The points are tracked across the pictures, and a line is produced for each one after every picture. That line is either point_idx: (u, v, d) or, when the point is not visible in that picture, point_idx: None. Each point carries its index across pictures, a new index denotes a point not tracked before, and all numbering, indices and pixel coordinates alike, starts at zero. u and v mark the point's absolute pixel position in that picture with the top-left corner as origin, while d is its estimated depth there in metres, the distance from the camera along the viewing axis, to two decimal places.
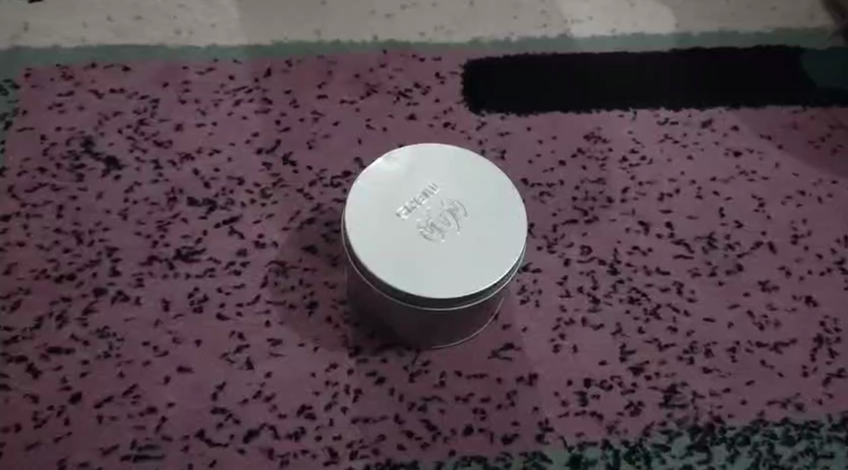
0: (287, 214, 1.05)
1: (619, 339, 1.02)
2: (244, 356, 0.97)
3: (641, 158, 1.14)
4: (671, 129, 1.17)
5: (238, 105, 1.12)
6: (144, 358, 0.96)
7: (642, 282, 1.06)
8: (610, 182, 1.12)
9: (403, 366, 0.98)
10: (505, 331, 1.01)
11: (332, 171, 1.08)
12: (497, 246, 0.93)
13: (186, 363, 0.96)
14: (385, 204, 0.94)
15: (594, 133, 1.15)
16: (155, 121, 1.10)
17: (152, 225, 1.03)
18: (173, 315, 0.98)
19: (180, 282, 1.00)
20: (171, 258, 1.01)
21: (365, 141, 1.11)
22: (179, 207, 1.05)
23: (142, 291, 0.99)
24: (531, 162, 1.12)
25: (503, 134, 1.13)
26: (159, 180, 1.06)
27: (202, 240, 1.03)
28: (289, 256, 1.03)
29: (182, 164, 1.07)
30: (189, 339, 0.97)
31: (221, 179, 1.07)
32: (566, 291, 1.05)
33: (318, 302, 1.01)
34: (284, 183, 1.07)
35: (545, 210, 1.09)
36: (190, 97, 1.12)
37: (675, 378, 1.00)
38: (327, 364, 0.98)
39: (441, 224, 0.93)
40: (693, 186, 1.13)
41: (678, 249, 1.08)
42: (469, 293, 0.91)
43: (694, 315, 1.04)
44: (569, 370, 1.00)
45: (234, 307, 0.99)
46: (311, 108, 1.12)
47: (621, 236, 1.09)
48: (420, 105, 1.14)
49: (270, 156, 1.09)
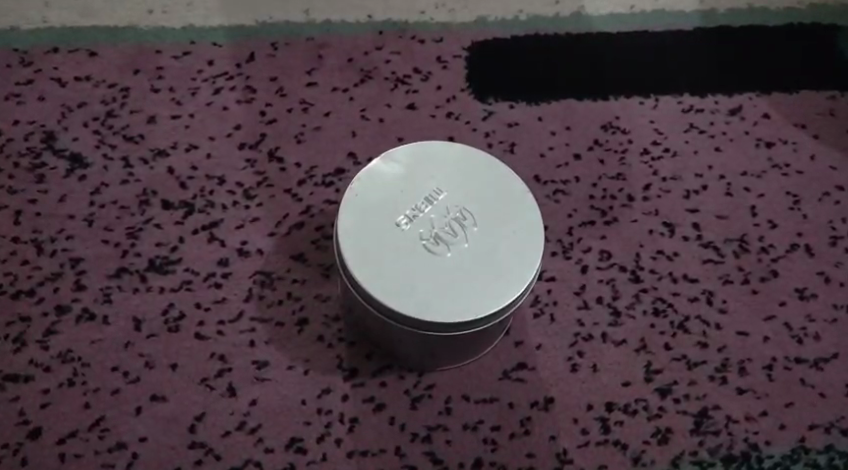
0: (274, 218, 0.94)
1: (643, 356, 0.92)
2: (226, 382, 0.87)
3: (664, 149, 1.03)
4: (697, 117, 1.06)
5: (218, 94, 1.00)
6: (113, 386, 0.85)
7: (668, 291, 0.95)
8: (630, 178, 1.01)
9: (403, 390, 0.88)
10: (518, 349, 0.91)
11: (324, 169, 0.97)
12: (511, 260, 0.82)
13: (160, 391, 0.86)
14: (382, 212, 0.83)
15: (611, 122, 1.04)
16: (125, 113, 0.99)
17: (122, 232, 0.92)
18: (146, 335, 0.88)
19: (153, 297, 0.89)
20: (143, 270, 0.91)
21: (359, 134, 1.00)
22: (152, 211, 0.93)
23: (111, 308, 0.89)
24: (544, 156, 1.01)
25: (512, 125, 1.02)
26: (130, 180, 0.95)
27: (178, 248, 0.92)
28: (275, 266, 0.92)
29: (155, 162, 0.96)
30: (163, 362, 0.87)
31: (199, 179, 0.96)
32: (584, 302, 0.94)
33: (308, 318, 0.90)
34: (269, 183, 0.96)
35: (559, 210, 0.99)
36: (164, 85, 1.00)
37: (706, 400, 0.91)
38: (319, 389, 0.87)
39: (447, 235, 0.82)
40: (722, 181, 1.02)
41: (707, 254, 0.98)
42: (481, 315, 0.80)
43: (726, 328, 0.94)
44: (589, 393, 0.90)
45: (215, 325, 0.89)
46: (300, 97, 1.01)
47: (643, 239, 0.98)
48: (420, 93, 1.03)
49: (253, 151, 0.97)
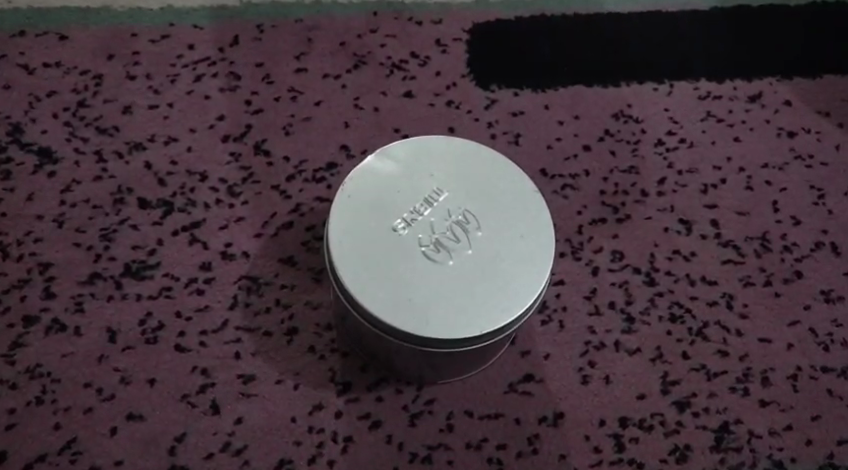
0: (260, 217, 0.87)
1: (659, 366, 0.85)
2: (210, 399, 0.80)
3: (680, 140, 0.96)
4: (715, 104, 0.98)
5: (200, 81, 0.93)
6: (85, 404, 0.79)
7: (686, 295, 0.89)
8: (644, 171, 0.94)
9: (401, 406, 0.82)
10: (524, 359, 0.84)
11: (314, 163, 0.90)
12: (520, 268, 0.75)
13: (137, 409, 0.79)
14: (377, 215, 0.76)
15: (623, 111, 0.97)
16: (98, 102, 0.91)
17: (95, 234, 0.85)
18: (121, 348, 0.81)
19: (129, 306, 0.83)
20: (118, 276, 0.83)
21: (352, 124, 0.92)
22: (128, 210, 0.86)
23: (83, 318, 0.82)
24: (550, 147, 0.94)
25: (517, 114, 0.95)
26: (103, 176, 0.87)
27: (157, 251, 0.85)
28: (262, 271, 0.85)
29: (131, 156, 0.89)
30: (141, 378, 0.80)
31: (178, 174, 0.88)
32: (595, 307, 0.87)
33: (298, 328, 0.83)
34: (255, 179, 0.89)
35: (568, 207, 0.91)
36: (140, 72, 0.93)
37: (726, 414, 0.84)
38: (310, 405, 0.81)
39: (449, 241, 0.75)
40: (742, 174, 0.95)
41: (726, 254, 0.91)
42: (486, 330, 0.73)
43: (748, 335, 0.88)
44: (601, 407, 0.83)
45: (196, 336, 0.82)
46: (288, 85, 0.93)
47: (658, 238, 0.91)
48: (418, 79, 0.95)
49: (238, 144, 0.90)
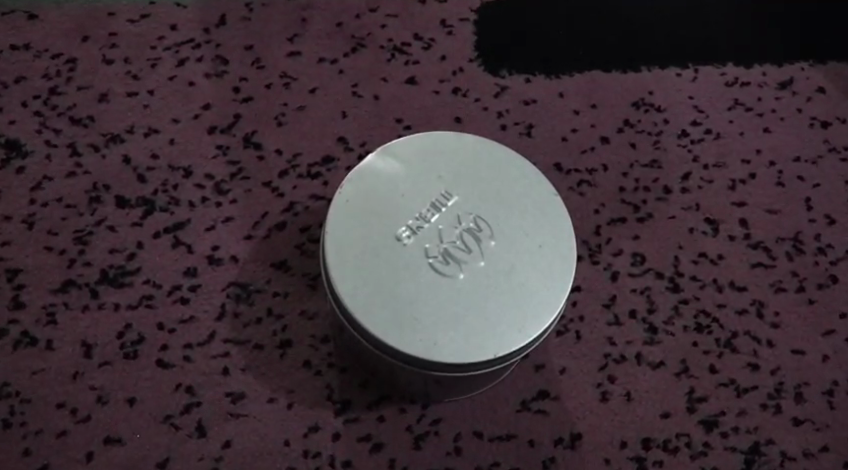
0: (250, 217, 0.80)
1: (684, 381, 0.79)
2: (195, 420, 0.73)
3: (705, 131, 0.88)
4: (743, 91, 0.89)
5: (183, 66, 0.85)
6: (58, 426, 0.72)
7: (712, 302, 0.81)
8: (667, 166, 0.86)
9: (405, 427, 0.75)
10: (538, 374, 0.78)
11: (309, 157, 0.82)
12: (537, 283, 0.68)
13: (115, 432, 0.72)
14: (379, 222, 0.69)
15: (644, 98, 0.88)
16: (71, 89, 0.83)
17: (68, 237, 0.78)
18: (98, 364, 0.74)
19: (107, 317, 0.75)
20: (94, 283, 0.76)
21: (350, 114, 0.85)
22: (104, 210, 0.79)
23: (55, 331, 0.75)
24: (565, 139, 0.86)
25: (530, 103, 0.87)
26: (77, 172, 0.80)
27: (136, 256, 0.77)
28: (253, 277, 0.78)
29: (107, 149, 0.81)
30: (119, 397, 0.73)
31: (160, 169, 0.81)
32: (615, 317, 0.80)
33: (292, 340, 0.76)
34: (245, 175, 0.81)
35: (585, 205, 0.84)
36: (117, 55, 0.85)
37: (757, 433, 0.78)
38: (305, 426, 0.74)
39: (459, 251, 0.68)
40: (772, 168, 0.87)
41: (756, 256, 0.83)
42: (500, 353, 0.66)
43: (780, 346, 0.80)
44: (622, 427, 0.77)
45: (180, 350, 0.75)
46: (280, 70, 0.85)
47: (683, 239, 0.83)
48: (422, 64, 0.88)
49: (225, 136, 0.82)
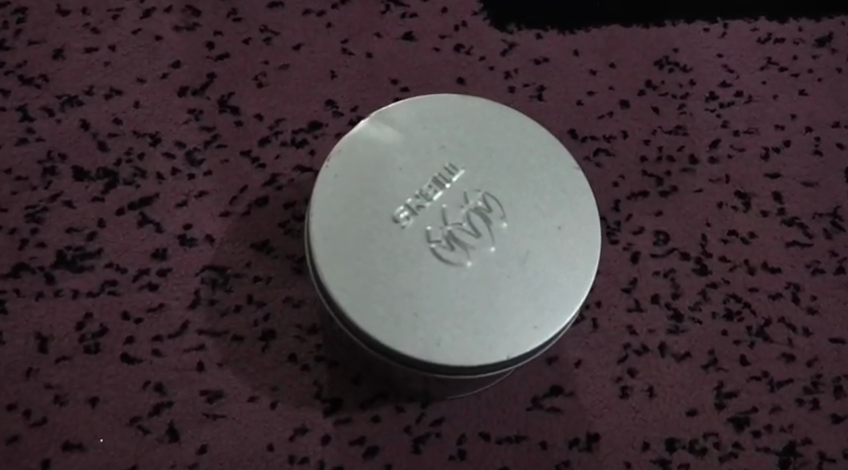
0: (227, 192, 0.71)
1: (713, 375, 0.71)
2: (165, 423, 0.65)
3: (736, 93, 0.79)
4: (776, 49, 0.80)
5: (149, 18, 0.75)
6: (10, 431, 0.64)
7: (744, 285, 0.73)
8: (693, 133, 0.77)
9: (403, 428, 0.67)
10: (551, 368, 0.69)
11: (293, 123, 0.73)
12: (556, 272, 0.60)
13: (76, 436, 0.64)
14: (374, 201, 0.60)
15: (668, 56, 0.79)
16: (21, 44, 0.73)
17: (20, 213, 0.68)
18: (55, 359, 0.65)
19: (64, 306, 0.67)
20: (50, 268, 0.67)
21: (339, 74, 0.75)
22: (61, 182, 0.70)
23: (6, 321, 0.66)
24: (579, 103, 0.77)
25: (540, 62, 0.78)
26: (29, 139, 0.70)
27: (97, 235, 0.68)
28: (230, 259, 0.69)
29: (63, 113, 0.71)
30: (80, 397, 0.65)
31: (123, 136, 0.71)
32: (635, 303, 0.72)
33: (275, 331, 0.68)
34: (221, 143, 0.72)
35: (602, 177, 0.75)
36: (74, 5, 0.75)
37: (793, 432, 0.70)
38: (291, 428, 0.66)
39: (466, 235, 0.60)
40: (809, 136, 0.78)
41: (792, 234, 0.75)
42: (514, 354, 0.58)
43: (818, 335, 0.72)
44: (644, 427, 0.69)
45: (149, 342, 0.66)
46: (260, 23, 0.76)
47: (711, 215, 0.75)
48: (419, 17, 0.78)
49: (198, 100, 0.73)
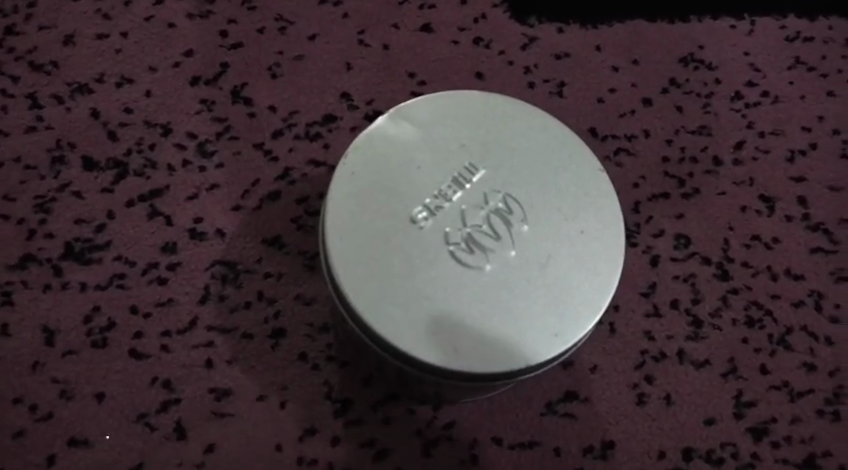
0: (239, 185, 0.69)
1: (732, 383, 0.69)
2: (173, 420, 0.64)
3: (762, 93, 0.77)
4: (805, 49, 0.78)
5: (162, 4, 0.73)
6: (15, 425, 0.63)
7: (766, 292, 0.71)
8: (717, 133, 0.75)
9: (414, 431, 0.66)
10: (566, 373, 0.68)
11: (307, 116, 0.71)
12: (578, 278, 0.58)
13: (82, 433, 0.63)
14: (392, 200, 0.58)
15: (693, 54, 0.77)
16: (30, 29, 0.72)
17: (27, 203, 0.67)
18: (61, 353, 0.64)
19: (71, 299, 0.65)
20: (57, 259, 0.66)
21: (355, 66, 0.73)
22: (70, 172, 0.68)
23: (13, 314, 0.65)
24: (601, 100, 0.75)
25: (561, 57, 0.76)
26: (38, 128, 0.69)
27: (106, 227, 0.67)
28: (241, 255, 0.68)
29: (73, 101, 0.70)
30: (87, 393, 0.64)
31: (134, 126, 0.70)
32: (654, 307, 0.70)
33: (286, 329, 0.66)
34: (234, 135, 0.70)
35: (623, 177, 0.73)
36: None
37: (813, 444, 0.68)
38: (300, 429, 0.65)
39: (486, 238, 0.58)
40: (836, 138, 0.76)
41: (816, 240, 0.73)
42: (533, 362, 0.56)
43: (841, 344, 0.71)
44: (660, 436, 0.67)
45: (157, 338, 0.65)
46: (275, 12, 0.74)
47: (734, 219, 0.73)
48: (438, 9, 0.76)
49: (211, 90, 0.71)
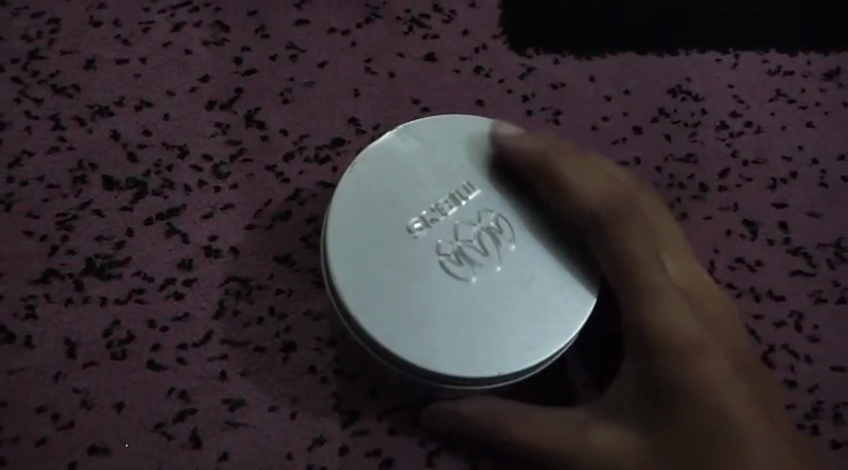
0: (253, 205, 0.73)
1: None
2: (188, 430, 0.67)
3: (745, 123, 0.81)
4: (787, 81, 0.83)
5: (179, 31, 0.77)
6: (38, 433, 0.66)
7: (748, 312, 0.75)
8: (703, 161, 0.80)
9: (418, 441, 0.69)
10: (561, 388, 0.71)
11: (317, 140, 0.75)
12: (556, 297, 0.64)
13: (102, 441, 0.66)
14: (392, 210, 0.65)
15: (681, 85, 0.82)
16: (54, 53, 0.75)
17: (50, 220, 0.70)
18: (82, 364, 0.67)
19: (92, 312, 0.68)
20: (79, 275, 0.69)
21: (363, 93, 0.77)
22: (91, 191, 0.71)
23: (35, 326, 0.68)
24: (595, 128, 0.79)
25: (557, 86, 0.80)
26: (61, 148, 0.72)
27: (126, 244, 0.70)
28: (254, 271, 0.71)
29: (94, 123, 0.73)
30: (106, 402, 0.67)
31: (153, 148, 0.73)
32: None
33: (296, 343, 0.70)
34: (247, 156, 0.74)
35: None
36: (106, 16, 0.76)
37: None
38: (309, 438, 0.68)
39: (474, 252, 0.64)
40: (816, 168, 0.80)
41: (796, 263, 0.77)
42: (506, 371, 0.62)
43: (819, 362, 0.75)
44: None
45: (174, 350, 0.68)
46: (286, 40, 0.78)
47: (719, 242, 0.77)
48: (442, 39, 0.80)
49: (226, 113, 0.75)
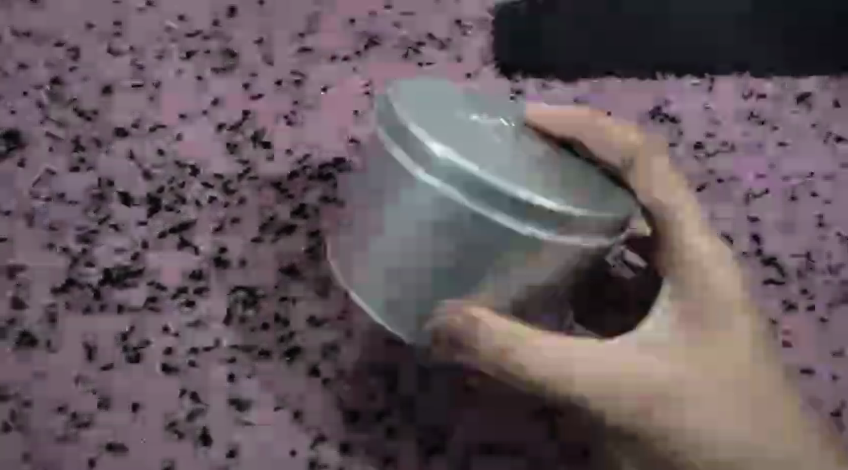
0: (259, 219, 0.77)
1: None
2: (198, 427, 0.73)
3: (721, 143, 0.82)
4: (764, 102, 0.82)
5: (190, 59, 0.81)
6: (59, 431, 0.72)
7: None
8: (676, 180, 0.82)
9: (417, 437, 0.74)
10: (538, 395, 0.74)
11: (319, 158, 0.79)
12: (594, 183, 0.64)
13: (118, 438, 0.72)
14: (440, 95, 0.65)
15: (659, 107, 0.82)
16: (77, 78, 0.80)
17: (71, 234, 0.76)
18: (102, 366, 0.74)
19: (110, 319, 0.74)
20: (97, 285, 0.75)
21: (363, 114, 0.81)
22: (109, 207, 0.77)
23: (56, 333, 0.74)
24: None
25: (545, 108, 0.82)
26: (81, 168, 0.78)
27: (142, 256, 0.76)
28: (261, 280, 0.76)
29: (113, 144, 0.79)
30: (124, 401, 0.73)
31: (167, 166, 0.78)
32: None
33: (301, 347, 0.75)
34: (255, 173, 0.79)
35: None
36: (123, 44, 0.81)
37: None
38: (311, 436, 0.73)
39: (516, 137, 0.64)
40: (786, 184, 0.81)
41: (769, 273, 0.79)
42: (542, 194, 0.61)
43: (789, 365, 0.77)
44: None
45: (187, 353, 0.74)
46: (290, 67, 0.81)
47: None
48: (437, 65, 0.82)
49: (234, 134, 0.79)
